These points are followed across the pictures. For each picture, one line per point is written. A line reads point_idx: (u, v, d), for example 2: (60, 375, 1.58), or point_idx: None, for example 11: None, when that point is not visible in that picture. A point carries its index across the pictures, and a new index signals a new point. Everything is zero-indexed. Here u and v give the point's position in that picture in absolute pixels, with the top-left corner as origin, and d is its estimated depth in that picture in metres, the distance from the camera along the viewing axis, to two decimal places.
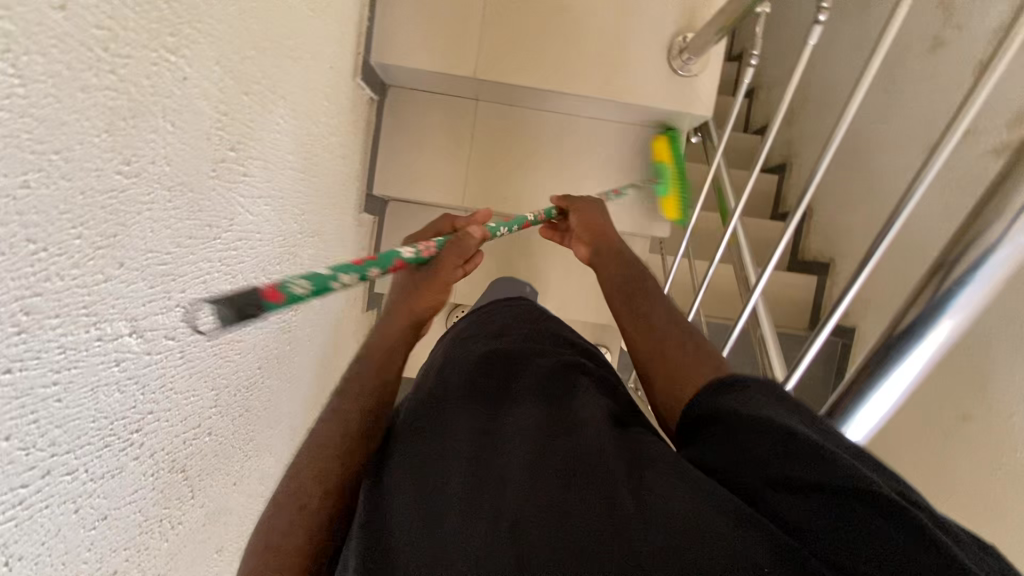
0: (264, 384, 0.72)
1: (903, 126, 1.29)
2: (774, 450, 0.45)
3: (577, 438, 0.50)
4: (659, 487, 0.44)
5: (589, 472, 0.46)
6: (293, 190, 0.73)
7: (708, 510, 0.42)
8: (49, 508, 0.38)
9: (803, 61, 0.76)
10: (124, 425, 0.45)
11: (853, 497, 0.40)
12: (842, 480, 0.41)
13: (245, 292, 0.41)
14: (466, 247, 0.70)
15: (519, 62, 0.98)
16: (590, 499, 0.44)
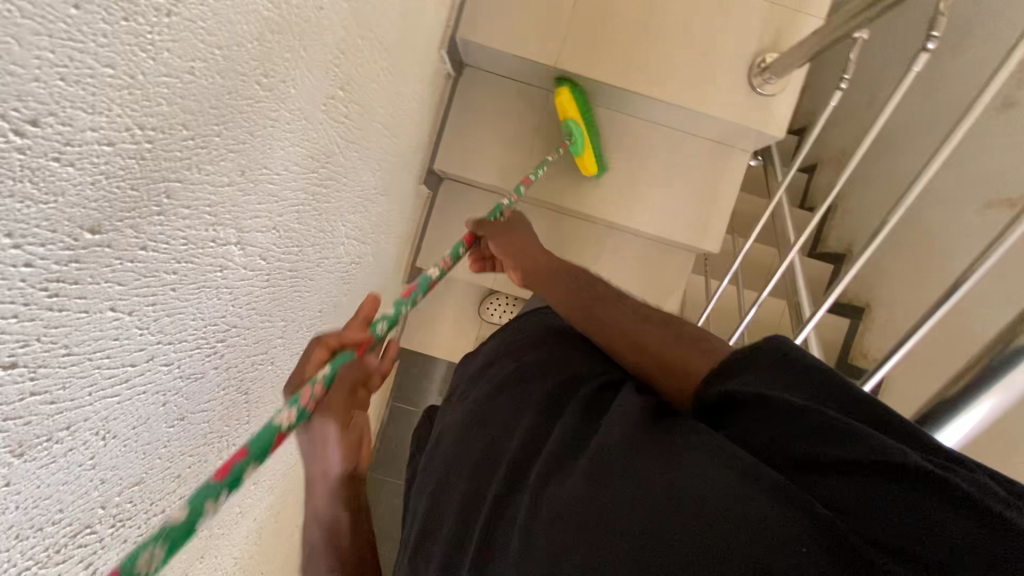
0: (321, 330, 0.72)
1: (961, 179, 1.29)
2: (811, 428, 0.40)
3: (600, 434, 0.48)
4: (692, 472, 0.41)
5: (621, 464, 0.44)
6: (378, 143, 0.74)
7: (739, 489, 0.38)
8: (145, 395, 0.39)
9: (892, 103, 0.77)
10: (213, 332, 0.45)
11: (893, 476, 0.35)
12: (878, 459, 0.36)
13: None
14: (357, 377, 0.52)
15: (600, 59, 0.99)
16: (623, 494, 0.42)
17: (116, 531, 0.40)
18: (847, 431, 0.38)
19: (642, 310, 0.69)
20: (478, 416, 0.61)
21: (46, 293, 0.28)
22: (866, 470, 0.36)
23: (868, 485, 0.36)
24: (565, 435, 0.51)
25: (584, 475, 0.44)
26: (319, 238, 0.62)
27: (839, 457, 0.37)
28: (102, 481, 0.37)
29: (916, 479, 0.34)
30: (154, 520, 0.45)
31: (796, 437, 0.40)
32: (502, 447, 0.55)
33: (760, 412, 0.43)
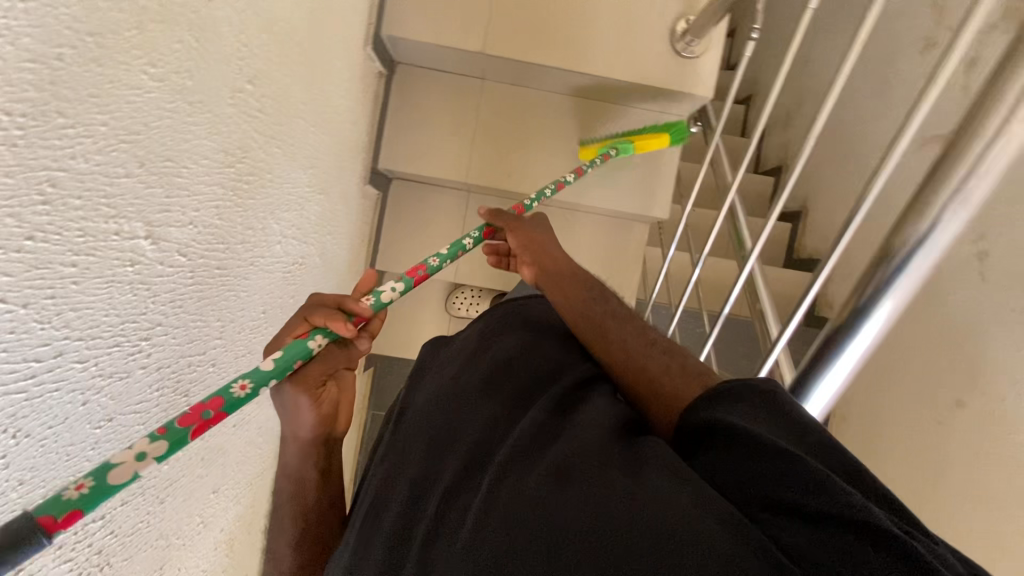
0: (268, 331, 0.71)
1: (895, 123, 1.33)
2: (781, 470, 0.37)
3: (570, 438, 0.46)
4: (653, 487, 0.39)
5: (586, 470, 0.42)
6: (304, 139, 0.74)
7: (697, 515, 0.36)
8: (58, 393, 0.38)
9: (797, 44, 0.80)
10: (134, 330, 0.45)
11: (859, 535, 0.33)
12: (848, 514, 0.33)
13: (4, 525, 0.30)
14: (336, 363, 0.56)
15: (526, 41, 1.01)
16: (585, 505, 0.39)
17: None
18: (818, 480, 0.36)
19: (654, 337, 0.64)
20: (438, 417, 0.59)
21: None
22: (831, 524, 0.34)
23: (830, 539, 0.33)
24: (531, 430, 0.50)
25: (546, 478, 0.43)
26: (248, 235, 0.62)
27: (803, 506, 0.35)
28: (21, 483, 0.36)
29: (880, 542, 0.32)
30: (94, 526, 0.44)
31: (765, 477, 0.38)
32: (459, 443, 0.54)
33: (734, 445, 0.41)
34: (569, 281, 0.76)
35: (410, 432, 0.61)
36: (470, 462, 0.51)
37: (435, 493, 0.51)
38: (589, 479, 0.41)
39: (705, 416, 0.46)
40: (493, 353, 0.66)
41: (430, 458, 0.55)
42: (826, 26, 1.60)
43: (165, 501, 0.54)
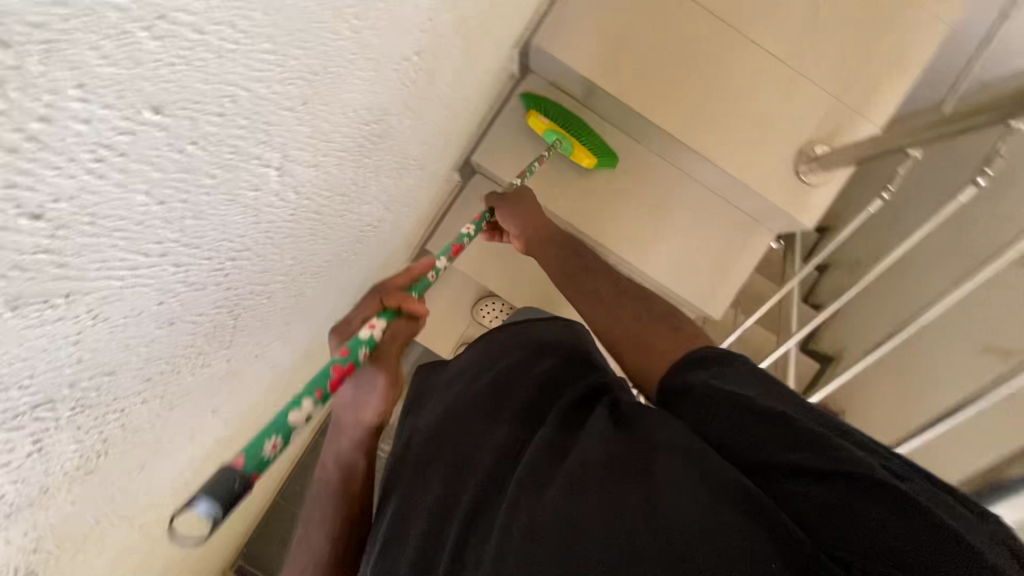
0: (322, 279, 0.71)
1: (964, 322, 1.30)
2: (786, 442, 0.47)
3: (583, 449, 0.53)
4: (668, 484, 0.47)
5: (603, 480, 0.49)
6: (431, 118, 0.74)
7: (718, 503, 0.45)
8: (146, 289, 0.38)
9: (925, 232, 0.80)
10: (227, 249, 0.45)
11: (862, 487, 0.43)
12: (849, 472, 0.43)
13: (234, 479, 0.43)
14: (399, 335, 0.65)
15: (660, 104, 1.01)
16: (606, 513, 0.47)
17: (74, 414, 0.39)
18: (816, 443, 0.46)
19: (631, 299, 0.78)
20: (460, 417, 0.64)
21: (90, 156, 0.27)
22: (833, 476, 0.44)
23: (839, 493, 0.43)
24: (540, 448, 0.55)
25: (565, 489, 0.50)
26: (351, 190, 0.62)
27: (806, 467, 0.45)
28: (78, 361, 0.36)
29: (869, 482, 0.43)
30: (111, 417, 0.44)
31: (771, 449, 0.48)
32: (477, 468, 0.57)
33: (736, 425, 0.50)
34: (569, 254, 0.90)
35: (429, 433, 0.65)
36: (490, 484, 0.56)
37: (460, 506, 0.55)
38: (603, 485, 0.49)
39: (700, 391, 0.54)
40: (494, 368, 0.69)
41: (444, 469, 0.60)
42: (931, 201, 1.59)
43: (174, 409, 0.54)
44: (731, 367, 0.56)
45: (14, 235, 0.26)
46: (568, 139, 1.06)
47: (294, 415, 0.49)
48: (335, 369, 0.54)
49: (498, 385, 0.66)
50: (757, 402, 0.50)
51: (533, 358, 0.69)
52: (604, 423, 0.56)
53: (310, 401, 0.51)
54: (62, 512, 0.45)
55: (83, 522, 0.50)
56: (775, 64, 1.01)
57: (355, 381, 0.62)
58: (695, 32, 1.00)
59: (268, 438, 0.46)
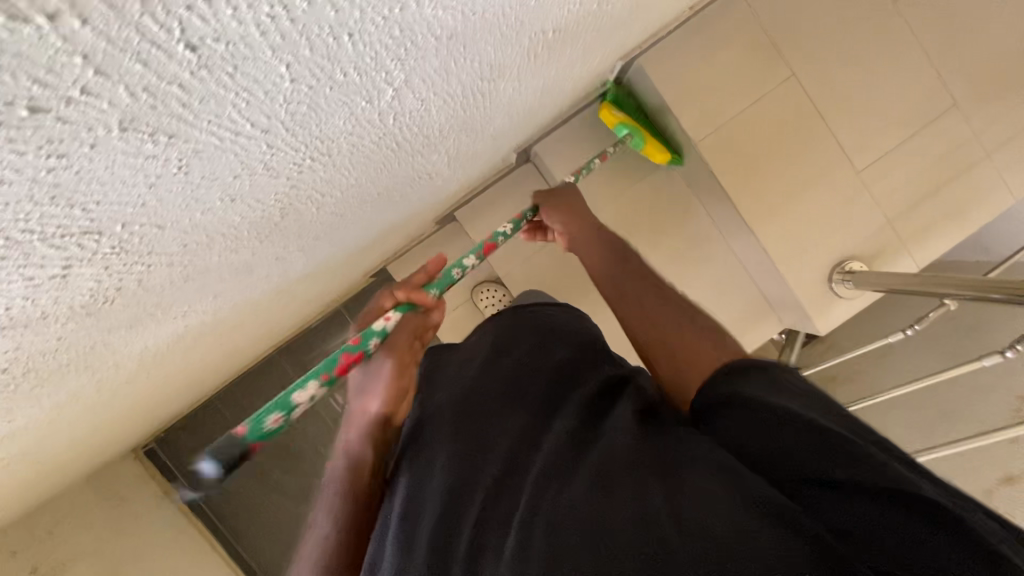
0: (363, 207, 0.68)
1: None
2: (811, 452, 0.42)
3: (604, 445, 0.50)
4: (699, 490, 0.43)
5: (627, 478, 0.46)
6: (527, 95, 0.73)
7: (749, 511, 0.41)
8: (232, 158, 0.36)
9: (943, 377, 0.80)
10: (314, 148, 0.43)
11: (906, 507, 0.38)
12: (896, 490, 0.39)
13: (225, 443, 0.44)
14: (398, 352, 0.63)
15: (732, 165, 1.02)
16: (633, 507, 0.44)
17: (108, 254, 0.36)
18: (852, 455, 0.40)
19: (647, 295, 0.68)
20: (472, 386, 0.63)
21: (267, 9, 0.26)
22: (864, 492, 0.40)
23: (876, 513, 0.39)
24: (564, 441, 0.52)
25: (589, 485, 0.47)
26: (434, 134, 0.60)
27: (843, 482, 0.40)
28: (141, 204, 0.33)
29: (916, 502, 0.38)
30: (133, 269, 0.41)
31: (794, 456, 0.42)
32: (494, 453, 0.55)
33: (762, 432, 0.44)
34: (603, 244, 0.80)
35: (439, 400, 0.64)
36: (508, 466, 0.53)
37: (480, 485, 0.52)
38: (628, 482, 0.46)
39: (724, 393, 0.48)
40: (514, 347, 0.67)
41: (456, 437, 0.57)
42: None
43: (187, 281, 0.51)
44: (750, 374, 0.48)
45: (164, 57, 0.24)
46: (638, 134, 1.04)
47: (274, 416, 0.48)
48: (342, 361, 0.55)
49: (512, 364, 0.64)
50: (785, 411, 0.43)
51: (549, 345, 0.67)
52: (626, 420, 0.53)
53: (279, 413, 0.48)
54: (45, 343, 0.43)
55: (57, 359, 0.48)
56: (849, 172, 1.02)
57: (367, 367, 0.62)
58: (788, 113, 1.01)
59: (269, 414, 0.47)
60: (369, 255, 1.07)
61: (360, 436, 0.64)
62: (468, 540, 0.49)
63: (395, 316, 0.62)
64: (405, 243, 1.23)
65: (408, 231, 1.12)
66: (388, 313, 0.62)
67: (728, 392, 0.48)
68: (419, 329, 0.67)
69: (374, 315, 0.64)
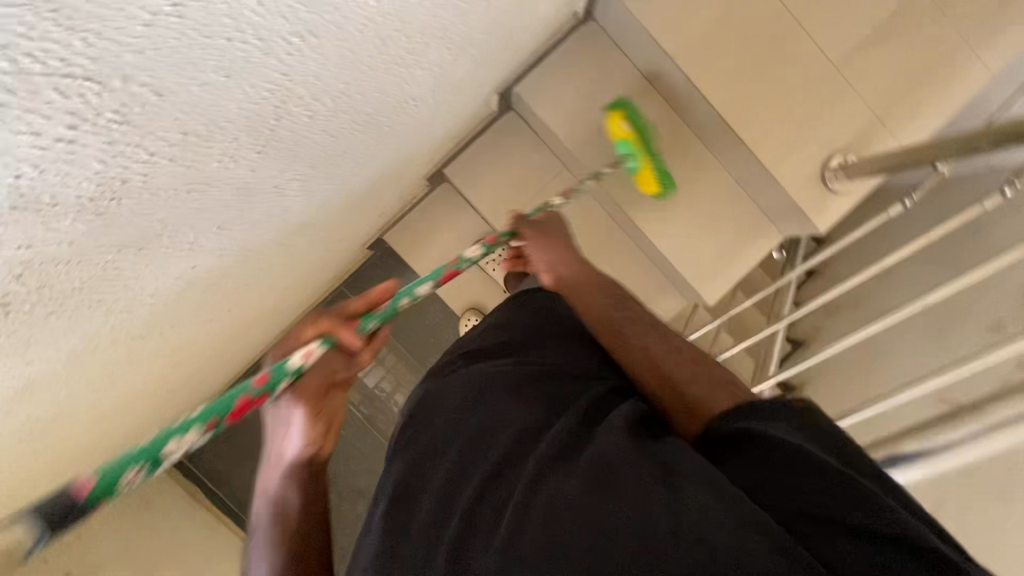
0: (354, 133, 0.69)
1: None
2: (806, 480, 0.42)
3: (606, 443, 0.49)
4: (693, 500, 0.42)
5: (627, 476, 0.45)
6: (502, 6, 0.73)
7: (746, 530, 0.39)
8: (222, 8, 0.36)
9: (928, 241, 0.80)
10: (302, 20, 0.43)
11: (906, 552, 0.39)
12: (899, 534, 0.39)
13: (53, 500, 0.33)
14: (331, 365, 0.58)
15: (711, 76, 1.03)
16: (626, 517, 0.43)
17: (110, 123, 0.36)
18: (861, 499, 0.41)
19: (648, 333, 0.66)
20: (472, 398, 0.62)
21: None
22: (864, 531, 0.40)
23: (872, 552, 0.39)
24: (561, 442, 0.51)
25: (587, 484, 0.46)
26: (416, 38, 0.61)
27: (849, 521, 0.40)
28: (140, 54, 0.34)
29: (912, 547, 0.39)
30: (137, 155, 0.41)
31: (796, 487, 0.43)
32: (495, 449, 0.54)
33: (778, 472, 0.44)
34: (574, 266, 0.79)
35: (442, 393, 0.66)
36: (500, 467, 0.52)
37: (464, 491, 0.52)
38: (615, 485, 0.45)
39: (747, 425, 0.47)
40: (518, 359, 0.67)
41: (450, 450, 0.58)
42: None
43: (189, 194, 0.51)
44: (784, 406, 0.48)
45: None
46: (638, 158, 1.06)
47: (172, 443, 0.41)
48: (241, 400, 0.47)
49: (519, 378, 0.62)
50: (800, 451, 0.43)
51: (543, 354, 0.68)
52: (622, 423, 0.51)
53: (194, 430, 0.43)
54: (57, 247, 0.43)
55: (69, 280, 0.48)
56: (827, 69, 1.03)
57: (275, 414, 0.60)
58: (759, 17, 1.02)
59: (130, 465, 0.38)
60: (364, 215, 1.07)
61: (286, 456, 0.64)
62: (455, 531, 0.50)
63: (316, 350, 0.55)
64: (397, 205, 1.23)
65: (399, 189, 1.12)
66: (308, 347, 0.54)
67: (752, 426, 0.47)
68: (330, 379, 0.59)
69: (310, 327, 0.57)
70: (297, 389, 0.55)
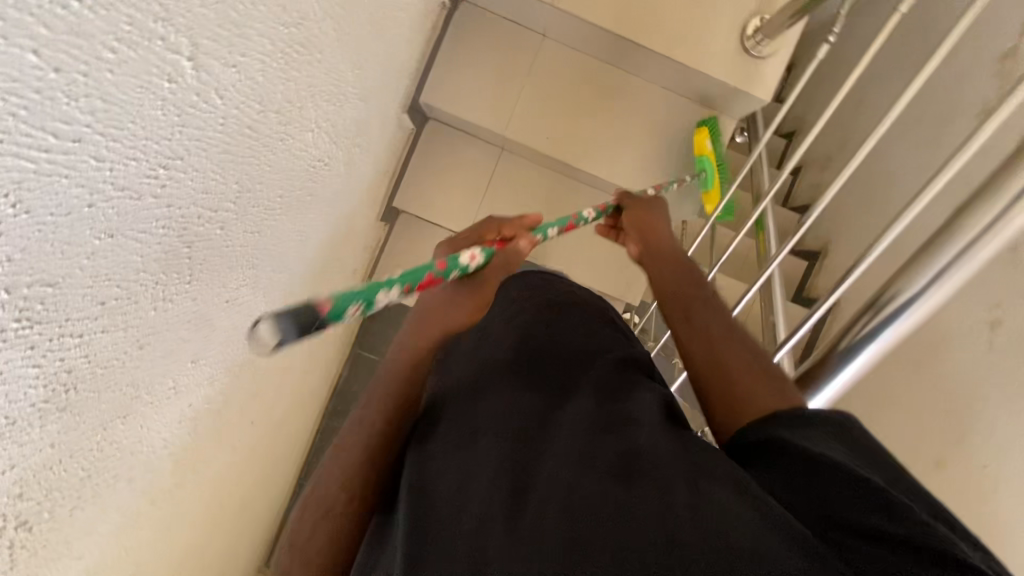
0: (277, 217, 0.69)
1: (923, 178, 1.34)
2: (813, 468, 0.47)
3: (626, 439, 0.50)
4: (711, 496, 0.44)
5: (637, 478, 0.46)
6: (360, 36, 0.72)
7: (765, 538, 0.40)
8: (67, 182, 0.36)
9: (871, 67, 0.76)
10: (155, 152, 0.43)
11: (932, 559, 0.39)
12: (928, 543, 0.40)
13: (299, 306, 0.40)
14: (511, 258, 0.71)
15: (596, 2, 1.00)
16: (621, 501, 0.44)
17: (21, 330, 0.37)
18: (891, 506, 0.42)
19: (715, 299, 0.76)
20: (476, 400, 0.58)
21: None
22: (912, 549, 0.40)
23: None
24: (587, 425, 0.52)
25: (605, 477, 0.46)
26: (285, 107, 0.60)
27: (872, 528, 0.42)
28: (9, 260, 0.34)
29: None
30: (68, 342, 0.42)
31: (829, 490, 0.45)
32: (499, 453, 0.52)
33: (814, 482, 0.46)
34: (674, 261, 0.84)
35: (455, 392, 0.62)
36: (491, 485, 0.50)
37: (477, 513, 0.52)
38: (629, 479, 0.46)
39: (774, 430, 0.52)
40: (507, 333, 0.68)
41: (477, 449, 0.53)
42: (873, 77, 1.59)
43: (144, 350, 0.52)
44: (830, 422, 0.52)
45: None
46: (709, 173, 1.08)
47: (381, 295, 0.49)
48: (428, 274, 0.57)
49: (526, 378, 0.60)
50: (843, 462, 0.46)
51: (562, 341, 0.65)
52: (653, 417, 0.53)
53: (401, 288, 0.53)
54: (41, 454, 0.44)
55: (70, 473, 0.49)
56: None
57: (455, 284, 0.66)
58: None
59: (351, 301, 0.45)
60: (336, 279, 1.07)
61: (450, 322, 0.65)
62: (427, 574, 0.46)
63: (478, 253, 0.65)
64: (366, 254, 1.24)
65: (358, 242, 1.13)
66: (472, 251, 0.64)
67: (795, 432, 0.51)
68: (491, 280, 0.67)
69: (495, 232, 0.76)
70: (479, 280, 0.67)
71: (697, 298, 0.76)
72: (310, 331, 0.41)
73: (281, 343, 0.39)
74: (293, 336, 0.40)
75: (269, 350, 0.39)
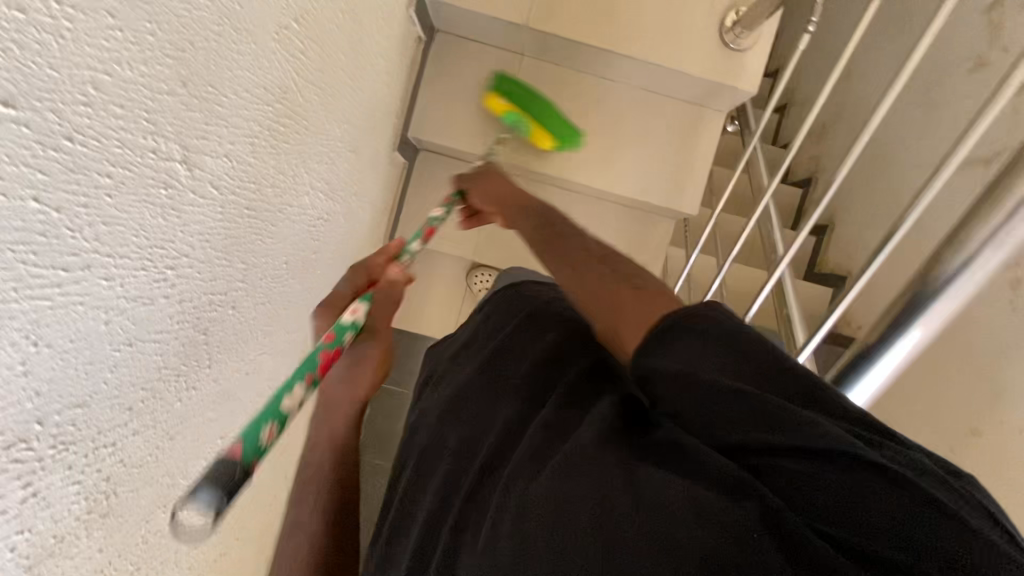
0: (285, 282, 0.70)
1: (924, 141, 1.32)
2: (732, 412, 0.42)
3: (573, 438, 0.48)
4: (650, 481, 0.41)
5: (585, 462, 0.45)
6: (343, 93, 0.73)
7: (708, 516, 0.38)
8: (83, 307, 0.37)
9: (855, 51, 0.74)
10: (161, 257, 0.44)
11: (890, 493, 0.36)
12: (867, 467, 0.37)
13: (214, 468, 0.38)
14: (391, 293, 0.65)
15: (570, 18, 0.99)
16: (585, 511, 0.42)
17: (57, 454, 0.38)
18: (815, 432, 0.39)
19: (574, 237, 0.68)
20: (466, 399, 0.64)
21: None
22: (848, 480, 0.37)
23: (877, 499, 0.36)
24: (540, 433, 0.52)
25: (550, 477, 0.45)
26: (279, 180, 0.61)
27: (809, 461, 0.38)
28: (37, 394, 0.35)
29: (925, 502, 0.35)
30: (103, 452, 0.43)
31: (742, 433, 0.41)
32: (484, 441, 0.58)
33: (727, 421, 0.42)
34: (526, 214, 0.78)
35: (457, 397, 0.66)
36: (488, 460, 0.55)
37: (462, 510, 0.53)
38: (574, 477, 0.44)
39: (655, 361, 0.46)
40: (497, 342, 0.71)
41: (468, 438, 0.59)
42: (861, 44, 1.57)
43: (175, 440, 0.54)
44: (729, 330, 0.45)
45: None
46: (523, 121, 1.01)
47: (287, 402, 0.46)
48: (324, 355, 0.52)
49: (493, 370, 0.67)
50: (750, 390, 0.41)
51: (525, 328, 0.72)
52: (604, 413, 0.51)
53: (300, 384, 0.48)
54: (91, 560, 0.45)
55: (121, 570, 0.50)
56: None
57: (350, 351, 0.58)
58: None
59: (261, 426, 0.43)
60: None
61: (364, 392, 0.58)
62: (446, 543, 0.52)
63: (359, 306, 0.58)
64: None
65: None
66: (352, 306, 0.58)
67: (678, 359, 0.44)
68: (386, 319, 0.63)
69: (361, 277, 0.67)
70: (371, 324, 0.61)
71: (580, 237, 0.68)
72: (238, 485, 0.39)
73: (215, 518, 0.36)
74: (222, 501, 0.37)
75: (207, 531, 0.36)
